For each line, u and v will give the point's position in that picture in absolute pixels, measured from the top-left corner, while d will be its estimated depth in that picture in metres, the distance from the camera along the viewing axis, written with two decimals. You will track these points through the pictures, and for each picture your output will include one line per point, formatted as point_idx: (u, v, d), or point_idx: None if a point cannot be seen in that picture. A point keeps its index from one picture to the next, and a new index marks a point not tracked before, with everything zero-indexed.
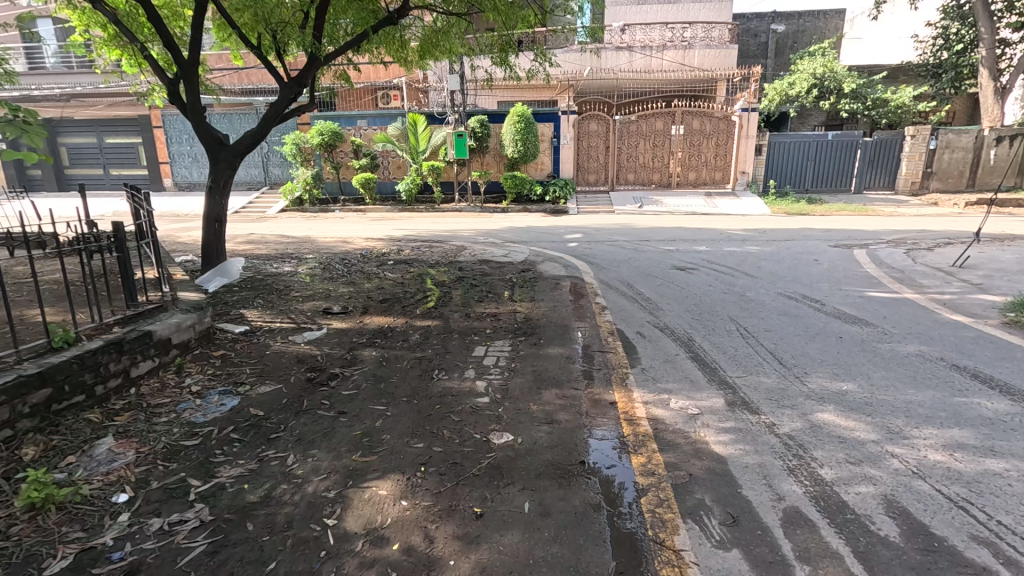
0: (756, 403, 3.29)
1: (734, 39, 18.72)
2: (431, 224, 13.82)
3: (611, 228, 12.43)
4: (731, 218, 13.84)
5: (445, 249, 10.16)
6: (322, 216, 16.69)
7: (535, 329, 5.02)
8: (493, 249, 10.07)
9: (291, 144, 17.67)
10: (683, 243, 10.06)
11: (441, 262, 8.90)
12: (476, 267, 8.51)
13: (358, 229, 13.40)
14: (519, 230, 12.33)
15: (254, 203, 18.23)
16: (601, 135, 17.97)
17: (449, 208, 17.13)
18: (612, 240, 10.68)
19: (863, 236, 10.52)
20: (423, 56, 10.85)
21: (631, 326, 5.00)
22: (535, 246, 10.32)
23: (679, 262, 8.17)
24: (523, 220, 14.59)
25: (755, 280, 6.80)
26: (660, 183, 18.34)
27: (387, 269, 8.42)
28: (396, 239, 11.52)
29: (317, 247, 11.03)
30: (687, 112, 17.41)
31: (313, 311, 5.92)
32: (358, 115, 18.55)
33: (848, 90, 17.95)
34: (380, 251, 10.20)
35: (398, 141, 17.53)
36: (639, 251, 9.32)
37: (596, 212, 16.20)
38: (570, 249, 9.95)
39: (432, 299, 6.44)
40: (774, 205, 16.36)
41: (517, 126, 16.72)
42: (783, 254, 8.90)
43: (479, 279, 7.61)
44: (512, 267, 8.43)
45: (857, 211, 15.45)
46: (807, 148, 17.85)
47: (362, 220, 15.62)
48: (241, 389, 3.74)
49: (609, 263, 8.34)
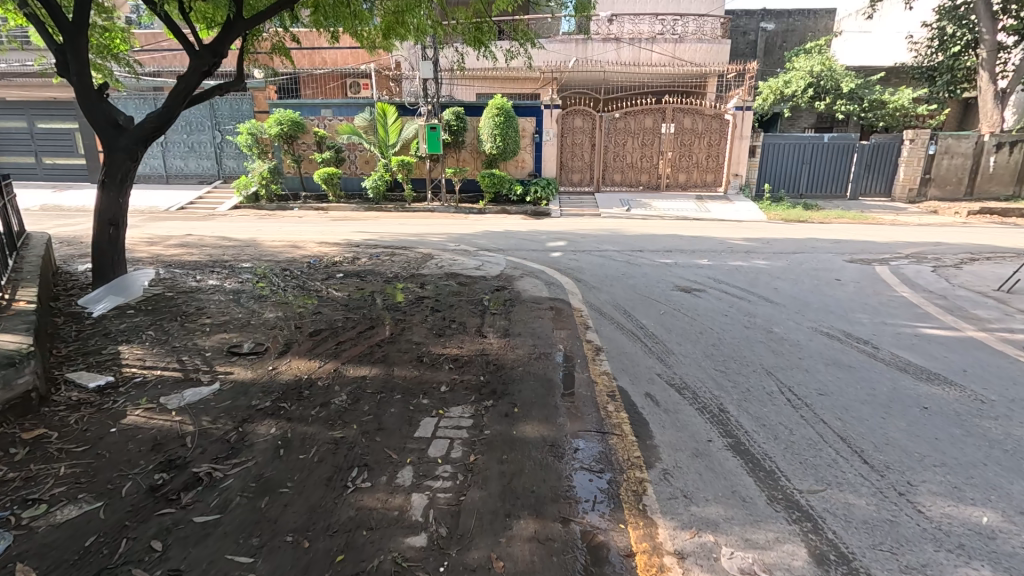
0: (861, 561, 2.02)
1: (725, 35, 17.83)
2: (398, 226, 12.38)
3: (598, 234, 11.19)
4: (727, 225, 12.75)
5: (408, 258, 8.77)
6: (280, 214, 15.10)
7: (508, 388, 3.69)
8: (464, 258, 8.72)
9: (246, 134, 15.97)
10: (680, 255, 8.87)
11: (400, 276, 7.51)
12: (442, 283, 7.15)
13: (315, 231, 11.90)
14: (496, 235, 11.01)
15: (204, 198, 16.50)
16: (586, 132, 16.71)
17: (421, 208, 15.69)
18: (600, 249, 9.42)
19: (877, 249, 9.48)
20: (387, 34, 9.33)
21: (637, 382, 3.71)
22: (512, 256, 9.00)
23: (682, 280, 6.93)
24: (501, 223, 13.30)
25: (778, 308, 5.57)
26: (648, 185, 17.19)
27: (332, 285, 6.99)
28: (355, 244, 10.09)
29: (260, 252, 9.54)
30: (678, 109, 16.30)
31: (214, 350, 4.48)
32: (321, 104, 16.88)
33: (846, 90, 17.05)
34: (332, 260, 8.75)
35: (365, 133, 16.14)
36: (633, 265, 8.07)
37: (580, 215, 14.98)
38: (551, 260, 8.67)
39: (379, 332, 5.04)
40: (770, 210, 15.33)
41: (496, 119, 15.40)
42: (797, 270, 7.75)
43: (442, 300, 6.25)
44: (485, 283, 7.10)
45: (857, 219, 14.54)
46: (802, 151, 16.88)
47: (323, 220, 14.11)
48: (27, 515, 2.35)
49: (599, 280, 7.06)
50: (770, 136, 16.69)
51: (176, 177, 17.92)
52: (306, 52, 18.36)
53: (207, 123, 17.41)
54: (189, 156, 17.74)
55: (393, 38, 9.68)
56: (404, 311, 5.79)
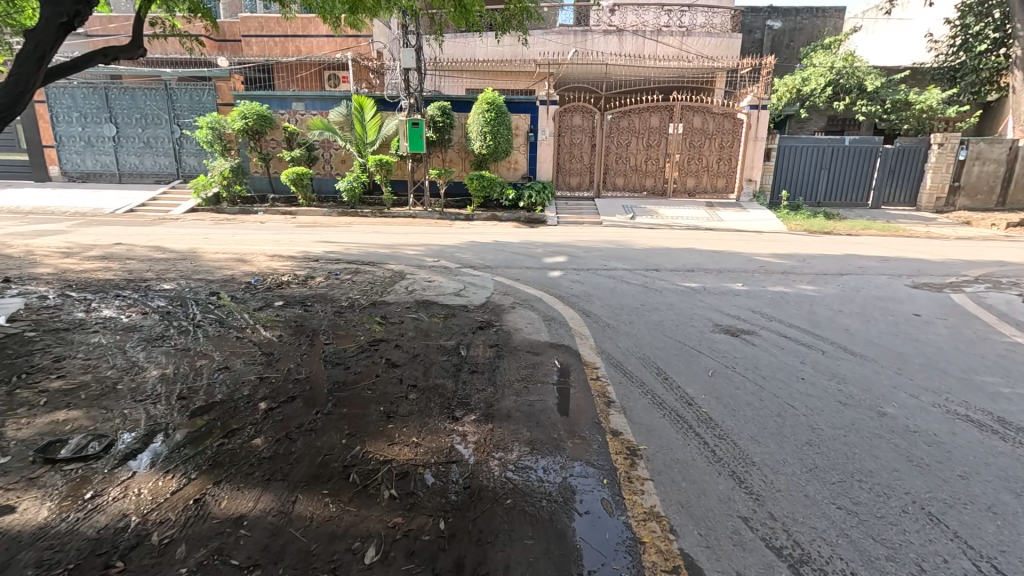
0: None
1: (735, 29, 16.41)
2: (372, 235, 10.76)
3: (601, 247, 9.61)
4: (748, 237, 11.26)
5: (373, 279, 7.14)
6: (241, 218, 13.40)
7: (487, 557, 2.07)
8: (442, 279, 7.09)
9: (205, 127, 14.31)
10: (705, 277, 7.31)
11: (357, 306, 5.85)
12: (409, 317, 5.48)
13: (273, 240, 10.23)
14: (482, 248, 9.40)
15: (159, 200, 14.75)
16: (585, 131, 15.13)
17: (400, 213, 14.05)
18: (608, 268, 7.85)
19: (936, 268, 8.00)
20: (353, 9, 7.70)
21: (718, 550, 2.10)
22: (501, 275, 7.41)
23: (719, 317, 5.35)
24: (493, 231, 11.75)
25: (871, 366, 3.99)
26: (653, 190, 15.65)
27: (263, 320, 5.30)
28: (313, 259, 8.44)
29: (195, 268, 7.85)
30: (686, 107, 14.81)
31: (17, 451, 2.80)
32: (292, 96, 15.20)
33: (870, 89, 15.66)
34: (279, 281, 7.07)
35: (340, 130, 14.48)
36: (652, 292, 6.48)
37: (580, 223, 13.44)
38: (548, 282, 7.06)
39: (298, 407, 3.38)
40: (789, 220, 13.86)
41: (486, 115, 13.85)
42: (856, 300, 6.20)
43: (404, 345, 4.58)
44: (465, 318, 5.45)
45: (886, 230, 13.12)
46: (821, 155, 15.46)
47: (288, 226, 12.44)
48: None
49: (612, 314, 5.45)
50: (787, 137, 15.31)
51: (130, 175, 16.12)
52: (279, 39, 16.63)
53: (164, 116, 15.65)
54: (145, 152, 15.95)
55: (361, 13, 8.05)
56: (347, 365, 4.11)
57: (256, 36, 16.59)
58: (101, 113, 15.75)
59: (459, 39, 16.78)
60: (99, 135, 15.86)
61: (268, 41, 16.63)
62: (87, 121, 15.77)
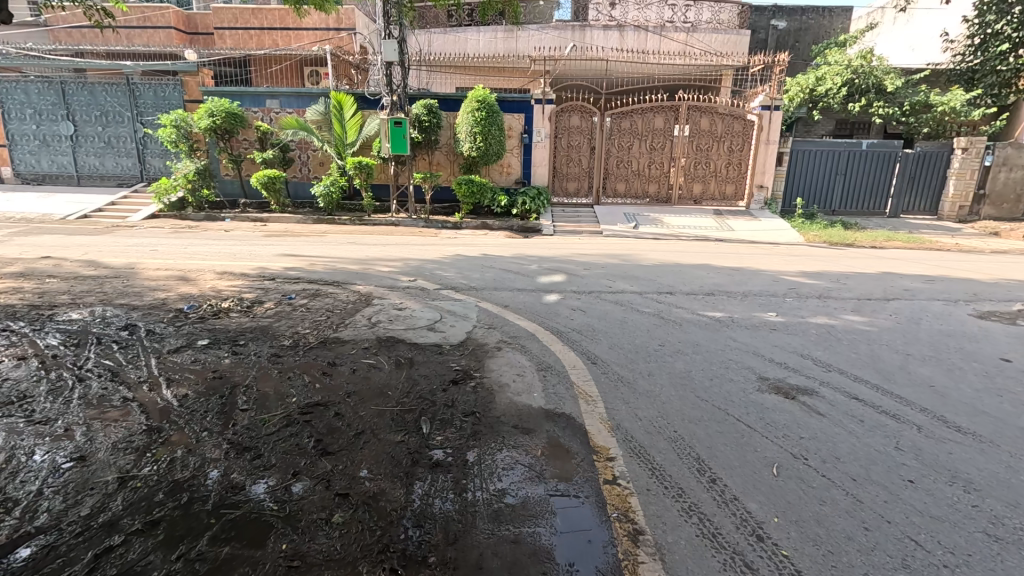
0: None
1: (743, 25, 15.35)
2: (346, 247, 9.57)
3: (603, 263, 8.45)
4: (766, 250, 10.17)
5: (333, 306, 5.94)
6: (206, 226, 12.16)
7: None
8: (415, 306, 5.89)
9: (169, 125, 13.12)
10: (729, 304, 6.16)
11: (303, 347, 4.62)
12: (364, 364, 4.26)
13: (230, 252, 9.00)
14: (467, 263, 8.21)
15: (118, 204, 13.47)
16: (584, 133, 14.00)
17: (381, 220, 12.84)
18: (615, 290, 6.68)
19: (996, 290, 6.89)
20: None
21: None
22: (487, 300, 6.24)
23: (762, 365, 4.16)
24: (483, 242, 10.60)
25: (996, 456, 2.85)
26: (657, 197, 14.50)
27: (172, 370, 4.06)
28: (268, 278, 7.22)
29: (124, 289, 6.62)
30: (693, 107, 13.74)
31: None
32: (266, 93, 13.99)
33: (890, 88, 14.66)
34: (218, 307, 5.84)
35: (318, 129, 13.32)
36: (671, 325, 5.29)
37: (579, 233, 12.30)
38: (544, 309, 5.86)
39: (155, 547, 2.18)
40: (805, 230, 12.77)
41: (475, 114, 12.70)
42: (921, 337, 5.05)
43: (346, 414, 3.37)
44: (436, 366, 4.24)
45: (911, 241, 12.05)
46: (835, 160, 14.42)
47: (255, 235, 11.22)
48: None
49: (624, 361, 4.24)
50: (801, 141, 14.30)
51: (89, 178, 14.85)
52: (255, 32, 15.45)
53: (126, 114, 14.40)
54: (105, 152, 14.67)
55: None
56: (258, 454, 2.90)
57: (230, 28, 15.39)
58: (57, 110, 14.47)
59: (449, 34, 15.67)
60: (55, 133, 14.58)
61: (243, 34, 15.43)
62: (42, 119, 14.50)
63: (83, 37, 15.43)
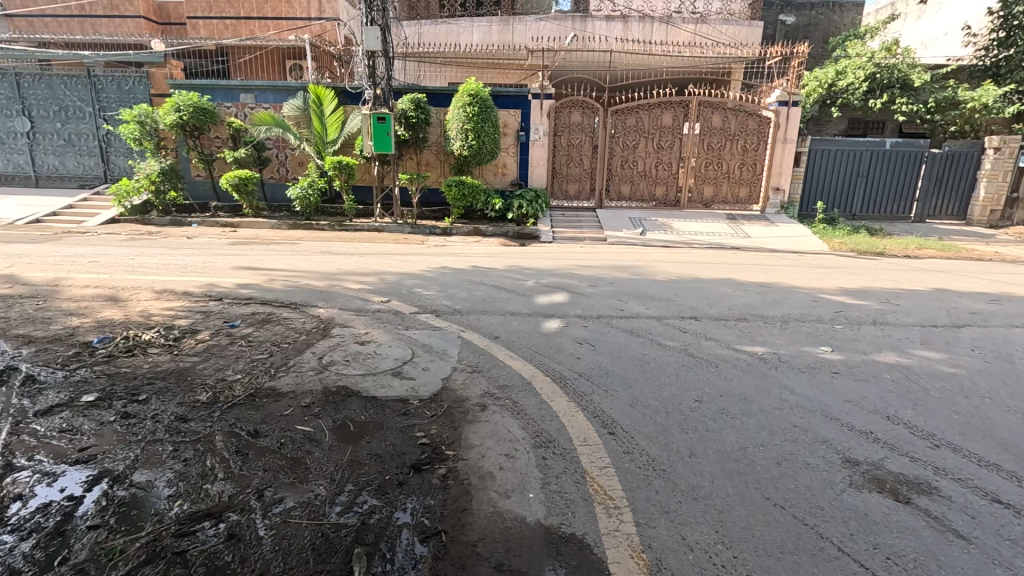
0: None
1: (755, 16, 14.23)
2: (317, 257, 8.43)
3: (610, 277, 7.32)
4: (790, 261, 9.07)
5: (281, 340, 4.78)
6: (169, 232, 11.02)
7: None
8: (383, 339, 4.74)
9: (132, 121, 11.96)
10: (767, 335, 5.04)
11: (221, 405, 3.46)
12: (296, 435, 3.11)
13: (181, 263, 7.84)
14: (452, 278, 7.06)
15: (76, 208, 12.30)
16: (585, 130, 12.88)
17: (363, 226, 11.68)
18: (628, 315, 5.55)
19: None
20: None
21: None
22: (472, 330, 5.08)
23: (842, 437, 3.04)
24: (474, 251, 9.50)
25: None
26: (664, 200, 13.38)
27: (21, 448, 2.90)
28: (214, 298, 6.07)
29: (33, 312, 5.46)
30: (704, 103, 12.65)
31: None
32: (240, 86, 12.86)
33: (916, 83, 13.53)
34: (135, 340, 4.69)
35: (295, 126, 12.18)
36: (704, 367, 4.15)
37: (581, 239, 11.19)
38: (542, 342, 4.73)
39: None
40: (828, 236, 11.68)
41: (467, 109, 11.58)
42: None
43: (245, 539, 2.23)
44: (394, 437, 3.10)
45: (946, 249, 10.96)
46: (857, 160, 13.34)
47: (220, 242, 10.08)
48: None
49: (652, 431, 3.10)
50: (820, 139, 13.22)
51: (48, 179, 13.65)
52: (231, 21, 14.29)
53: (88, 109, 13.23)
54: (65, 151, 13.48)
55: None
56: None
57: (204, 17, 14.23)
58: (12, 104, 13.27)
59: (440, 25, 14.50)
60: (11, 130, 13.39)
61: (217, 23, 14.28)
62: None
63: (44, 27, 14.24)
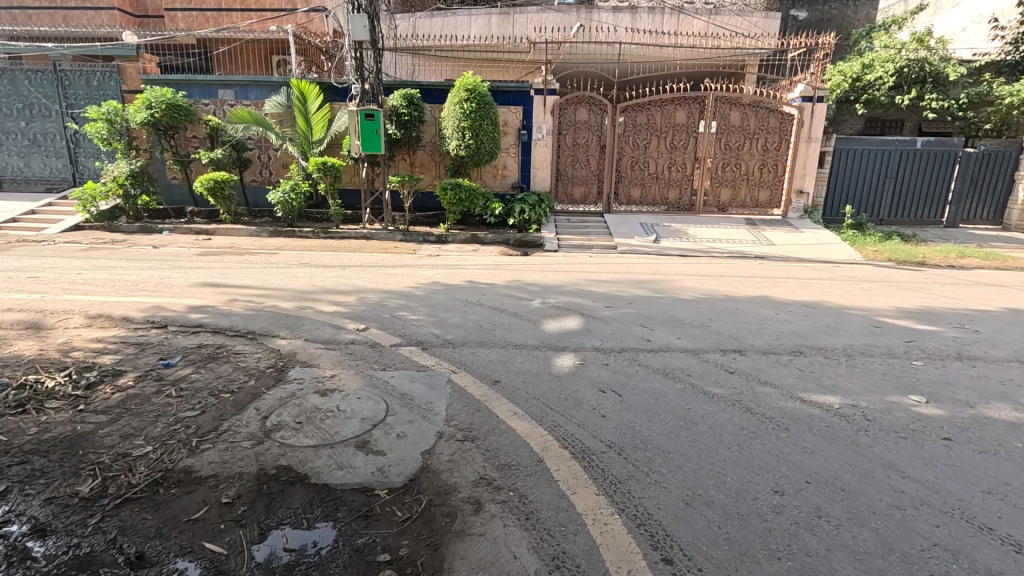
0: None
1: (771, 7, 13.22)
2: (291, 272, 7.41)
3: (628, 295, 6.31)
4: (827, 273, 8.05)
5: (222, 388, 3.74)
6: (136, 240, 10.02)
7: None
8: (350, 387, 3.71)
9: (99, 119, 10.94)
10: (836, 377, 4.01)
11: (104, 504, 2.43)
12: (201, 564, 2.10)
13: (134, 279, 6.82)
14: (445, 297, 6.04)
15: (39, 214, 11.30)
16: (592, 129, 11.87)
17: (351, 233, 10.69)
18: (656, 348, 4.53)
19: None
20: None
21: None
22: (464, 372, 4.04)
23: (1012, 570, 2.05)
24: (472, 261, 8.50)
25: None
26: (677, 204, 12.38)
27: None
28: (156, 326, 5.05)
29: None
30: (720, 99, 11.66)
31: None
32: (219, 82, 11.86)
33: (950, 77, 12.62)
34: (32, 390, 3.64)
35: (278, 125, 11.22)
36: (772, 430, 3.13)
37: (589, 247, 10.18)
38: (554, 390, 3.70)
39: None
40: (859, 244, 10.69)
41: (463, 106, 10.59)
42: None
43: None
44: (347, 569, 2.09)
45: (991, 257, 9.97)
46: (886, 160, 12.36)
47: (189, 252, 9.07)
48: None
49: (728, 559, 2.12)
50: (845, 139, 12.22)
51: (12, 183, 12.64)
52: (212, 13, 13.33)
53: (55, 107, 12.22)
54: (32, 152, 12.48)
55: None
56: None
57: (182, 9, 13.26)
58: None
59: (435, 18, 13.42)
60: None
61: (197, 15, 13.30)
62: None
63: (9, 20, 13.24)
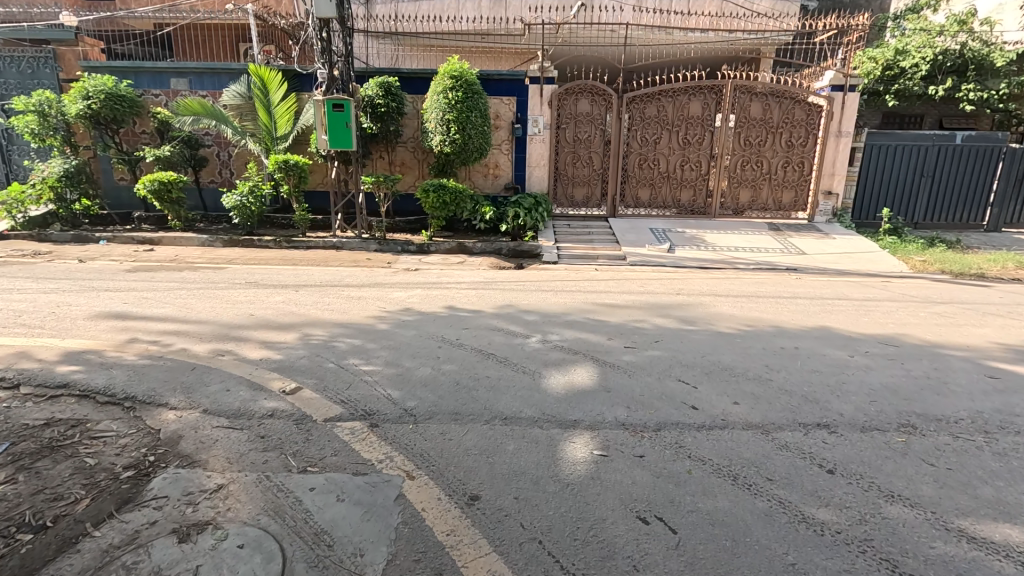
0: None
1: None
2: (229, 296, 5.98)
3: (651, 327, 4.92)
4: (881, 292, 6.71)
5: (25, 521, 2.29)
6: (64, 252, 8.54)
7: None
8: (236, 519, 2.29)
9: (28, 111, 9.39)
10: (993, 481, 2.63)
11: None
12: None
13: (20, 308, 5.33)
14: (416, 334, 4.62)
15: None
16: (595, 123, 10.48)
17: (318, 242, 9.25)
18: (708, 424, 3.14)
19: None
20: None
21: None
22: (423, 479, 2.60)
23: None
24: (456, 278, 7.10)
25: None
26: (690, 206, 11.01)
27: None
28: (2, 386, 3.60)
29: None
30: (739, 88, 10.30)
31: None
32: (170, 69, 10.37)
33: (999, 66, 11.37)
34: None
35: (237, 118, 9.78)
36: None
37: (593, 258, 8.81)
38: (565, 520, 2.31)
39: None
40: (901, 252, 9.36)
41: (447, 96, 9.17)
42: None
43: None
44: None
45: None
46: (923, 157, 11.04)
47: (119, 268, 7.61)
48: None
49: None
50: (878, 133, 10.89)
51: None
52: None
53: None
54: None
55: None
56: None
57: None
58: None
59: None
60: None
61: None
62: None
63: None
